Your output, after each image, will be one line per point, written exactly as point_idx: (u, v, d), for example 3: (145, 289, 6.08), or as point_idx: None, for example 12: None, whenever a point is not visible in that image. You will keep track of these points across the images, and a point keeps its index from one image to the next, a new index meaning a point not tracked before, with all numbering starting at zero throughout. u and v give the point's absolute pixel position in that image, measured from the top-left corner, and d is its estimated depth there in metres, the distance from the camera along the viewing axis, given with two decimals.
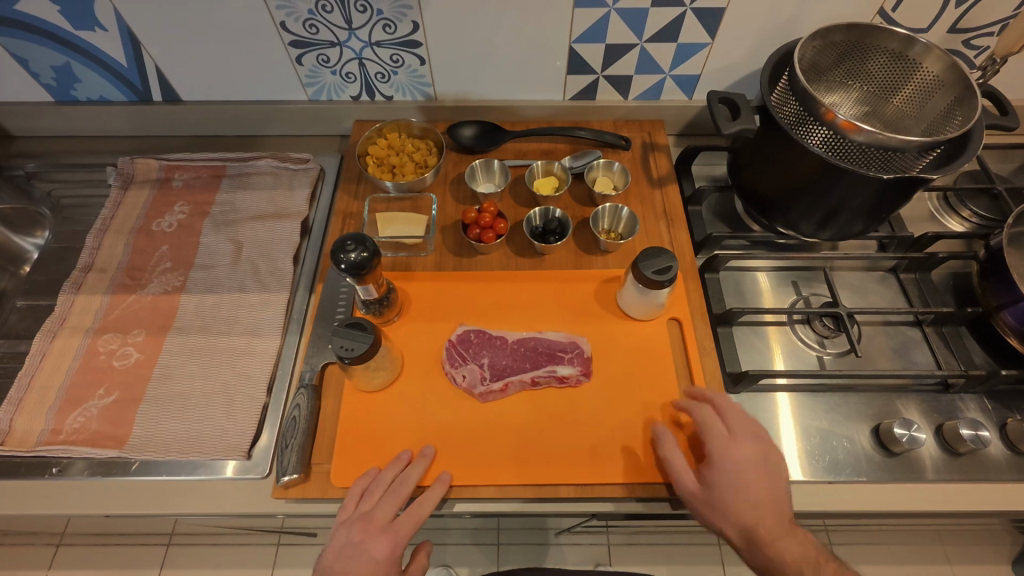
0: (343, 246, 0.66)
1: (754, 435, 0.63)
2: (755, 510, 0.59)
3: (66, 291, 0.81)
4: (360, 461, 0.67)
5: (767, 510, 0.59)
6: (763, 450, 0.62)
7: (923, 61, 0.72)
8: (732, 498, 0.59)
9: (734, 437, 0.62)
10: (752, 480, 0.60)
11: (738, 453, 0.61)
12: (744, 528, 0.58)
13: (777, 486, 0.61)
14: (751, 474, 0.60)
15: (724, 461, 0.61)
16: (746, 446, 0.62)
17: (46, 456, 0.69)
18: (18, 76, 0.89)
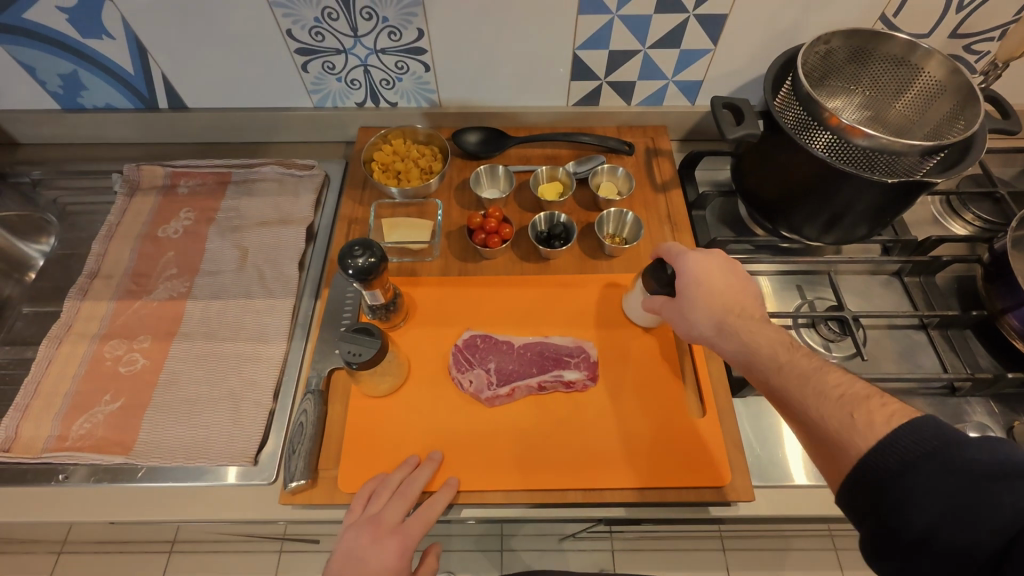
0: (350, 251, 0.66)
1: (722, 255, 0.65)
2: (722, 301, 0.62)
3: (72, 297, 0.81)
4: (368, 467, 0.67)
5: (745, 323, 0.60)
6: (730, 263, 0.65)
7: (926, 65, 0.72)
8: (701, 296, 0.63)
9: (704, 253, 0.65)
10: (716, 278, 0.63)
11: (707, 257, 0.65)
12: (714, 319, 0.62)
13: (742, 283, 0.63)
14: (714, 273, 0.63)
15: (688, 257, 0.65)
16: (711, 256, 0.65)
17: (52, 463, 0.69)
18: (25, 84, 0.90)
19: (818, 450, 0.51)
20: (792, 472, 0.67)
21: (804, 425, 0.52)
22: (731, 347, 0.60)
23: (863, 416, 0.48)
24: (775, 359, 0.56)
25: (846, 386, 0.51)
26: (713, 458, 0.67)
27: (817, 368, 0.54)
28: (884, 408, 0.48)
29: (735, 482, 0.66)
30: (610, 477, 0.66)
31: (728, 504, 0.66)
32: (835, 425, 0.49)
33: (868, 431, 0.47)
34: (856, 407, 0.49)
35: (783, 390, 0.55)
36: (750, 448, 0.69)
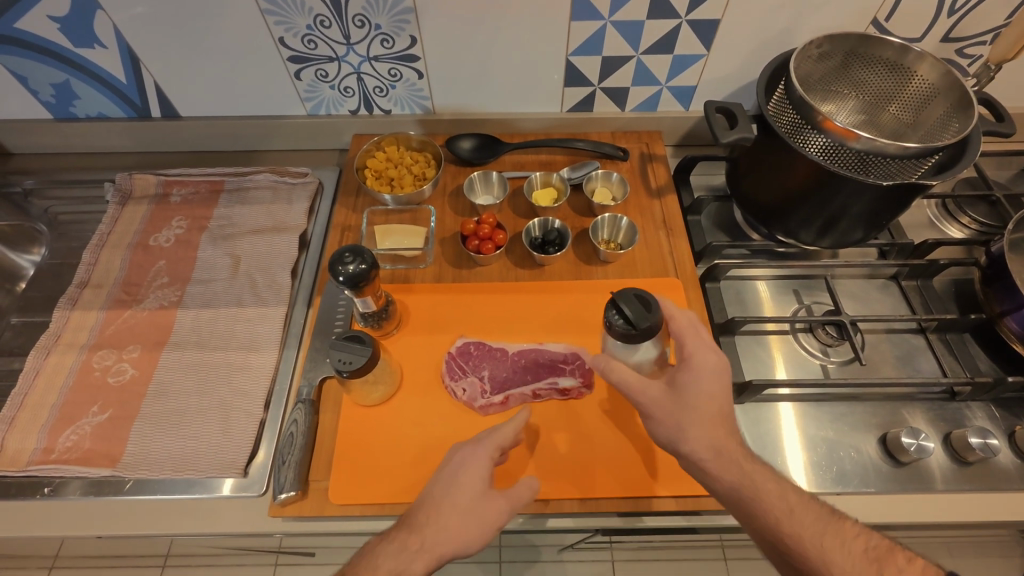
0: (341, 258, 0.65)
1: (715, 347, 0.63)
2: (717, 423, 0.58)
3: (61, 307, 0.80)
4: (358, 478, 0.65)
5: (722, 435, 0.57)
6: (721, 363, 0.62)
7: (918, 69, 0.72)
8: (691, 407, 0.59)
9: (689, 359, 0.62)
10: (712, 387, 0.60)
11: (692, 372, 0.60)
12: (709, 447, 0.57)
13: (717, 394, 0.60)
14: (707, 380, 0.60)
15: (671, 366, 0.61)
16: (705, 358, 0.61)
17: (37, 476, 0.68)
18: (16, 94, 0.89)
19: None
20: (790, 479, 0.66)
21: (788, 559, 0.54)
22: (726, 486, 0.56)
23: (843, 557, 0.52)
24: (740, 493, 0.55)
25: (815, 513, 0.55)
26: None
27: (782, 499, 0.55)
28: (856, 540, 0.53)
29: None
30: (606, 484, 0.65)
31: (726, 513, 0.65)
32: None
33: None
34: (832, 542, 0.53)
35: (766, 531, 0.54)
36: None
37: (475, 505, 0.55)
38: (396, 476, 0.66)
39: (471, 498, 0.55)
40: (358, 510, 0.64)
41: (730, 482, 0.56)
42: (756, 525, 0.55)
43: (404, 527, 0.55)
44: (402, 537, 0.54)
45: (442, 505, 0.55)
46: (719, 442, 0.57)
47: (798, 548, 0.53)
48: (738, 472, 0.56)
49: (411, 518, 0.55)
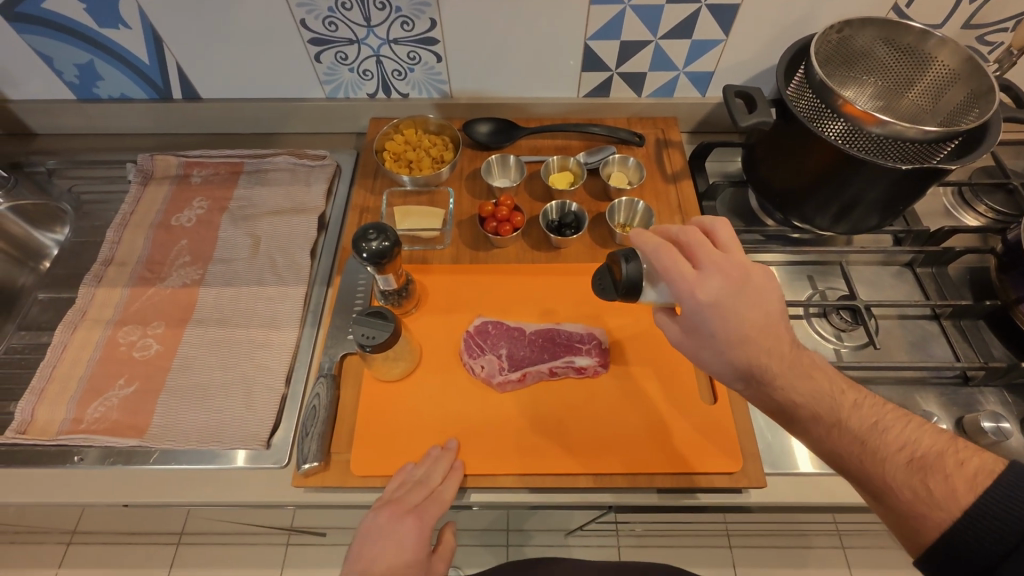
0: (365, 235, 0.67)
1: (717, 267, 0.52)
2: (742, 347, 0.52)
3: (87, 284, 0.82)
4: (379, 450, 0.67)
5: (769, 352, 0.52)
6: (739, 277, 0.52)
7: (938, 55, 0.72)
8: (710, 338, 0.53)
9: (708, 275, 0.52)
10: (724, 314, 0.51)
11: (707, 293, 0.51)
12: (741, 368, 0.52)
13: (753, 312, 0.51)
14: (713, 309, 0.51)
15: (683, 286, 0.52)
16: (703, 287, 0.51)
17: (67, 445, 0.70)
18: (42, 75, 0.91)
19: (891, 512, 0.48)
20: (803, 459, 0.67)
21: (878, 493, 0.49)
22: (774, 406, 0.53)
23: (940, 484, 0.46)
24: (819, 419, 0.51)
25: (911, 440, 0.49)
26: (726, 447, 0.67)
27: (872, 424, 0.50)
28: (962, 468, 0.46)
29: (746, 469, 0.66)
30: (620, 460, 0.66)
31: (737, 491, 0.66)
32: (905, 498, 0.47)
33: (950, 500, 0.45)
34: (929, 473, 0.46)
35: (851, 462, 0.50)
36: (762, 436, 0.69)
37: (417, 561, 0.59)
38: (417, 448, 0.67)
39: (398, 558, 0.58)
40: (380, 481, 0.66)
41: (808, 408, 0.51)
42: (842, 456, 0.50)
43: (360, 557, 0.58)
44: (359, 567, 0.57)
45: (391, 530, 0.59)
46: (747, 365, 0.52)
47: (885, 477, 0.48)
48: (817, 395, 0.51)
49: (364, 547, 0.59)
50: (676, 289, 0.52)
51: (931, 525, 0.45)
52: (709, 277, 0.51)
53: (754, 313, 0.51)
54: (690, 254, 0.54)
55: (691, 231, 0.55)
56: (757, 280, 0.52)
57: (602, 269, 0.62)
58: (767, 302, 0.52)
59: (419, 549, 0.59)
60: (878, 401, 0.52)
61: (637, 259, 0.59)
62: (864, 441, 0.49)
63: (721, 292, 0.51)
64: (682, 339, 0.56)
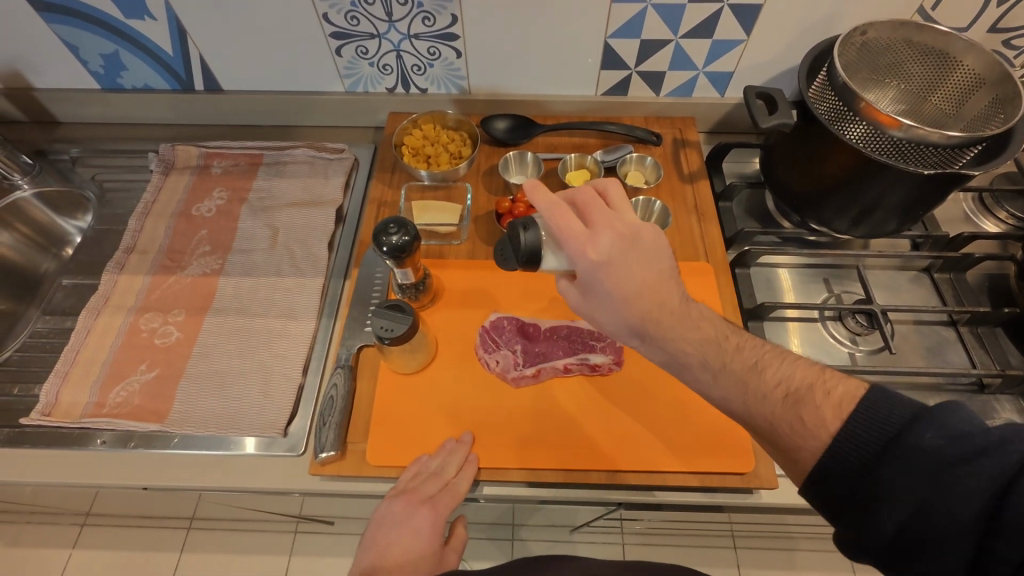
0: (385, 229, 0.68)
1: (608, 225, 0.52)
2: (635, 305, 0.52)
3: (109, 270, 0.83)
4: (395, 441, 0.68)
5: (660, 303, 0.52)
6: (630, 235, 0.52)
7: (965, 59, 0.71)
8: (605, 297, 0.53)
9: (598, 232, 0.52)
10: (614, 271, 0.51)
11: (597, 252, 0.51)
12: (636, 327, 0.53)
13: (643, 269, 0.52)
14: (604, 267, 0.51)
15: (575, 245, 0.51)
16: (594, 246, 0.51)
17: (90, 428, 0.71)
18: (68, 64, 0.92)
19: (776, 447, 0.48)
20: None
21: (764, 434, 0.49)
22: (667, 358, 0.53)
23: (811, 415, 0.46)
24: (707, 366, 0.51)
25: (786, 376, 0.49)
26: (739, 449, 0.67)
27: (751, 365, 0.50)
28: (829, 397, 0.46)
29: (757, 469, 0.66)
30: (631, 457, 0.66)
31: (748, 492, 0.67)
32: (783, 431, 0.47)
33: (819, 426, 0.45)
34: (802, 405, 0.47)
35: (735, 406, 0.50)
36: None
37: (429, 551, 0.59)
38: (430, 440, 0.68)
39: (412, 547, 0.59)
40: (395, 471, 0.67)
41: (696, 355, 0.52)
42: (729, 400, 0.50)
43: (370, 544, 0.60)
44: (370, 554, 0.59)
45: (402, 518, 0.61)
46: (640, 322, 0.52)
47: (767, 415, 0.48)
48: (703, 342, 0.52)
49: (374, 535, 0.60)
50: (568, 249, 0.52)
51: (805, 455, 0.45)
52: (601, 235, 0.51)
53: (645, 270, 0.52)
54: (585, 215, 0.54)
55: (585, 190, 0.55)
56: (647, 238, 0.53)
57: (502, 240, 0.58)
58: (659, 257, 0.53)
59: (433, 538, 0.61)
60: (761, 344, 0.53)
61: (536, 227, 0.55)
62: (746, 382, 0.49)
63: (612, 250, 0.51)
64: (582, 302, 0.56)
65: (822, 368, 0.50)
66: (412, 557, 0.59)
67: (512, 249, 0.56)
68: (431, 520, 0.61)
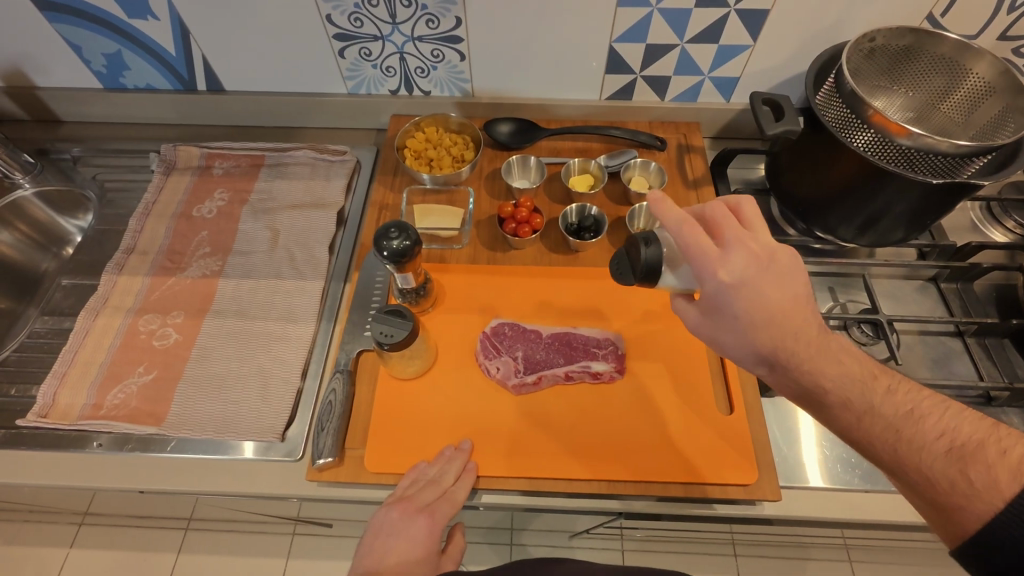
0: (386, 234, 0.67)
1: (741, 245, 0.51)
2: (764, 330, 0.50)
3: (108, 271, 0.83)
4: (394, 448, 0.67)
5: (799, 334, 0.50)
6: (763, 257, 0.51)
7: (975, 67, 0.70)
8: (728, 319, 0.52)
9: (735, 253, 0.51)
10: (746, 294, 0.50)
11: (728, 272, 0.50)
12: (763, 353, 0.51)
13: (779, 293, 0.50)
14: (736, 289, 0.50)
15: (707, 265, 0.51)
16: (725, 266, 0.50)
17: (86, 430, 0.71)
18: (71, 63, 0.92)
19: (927, 502, 0.45)
20: (812, 475, 0.67)
21: (918, 487, 0.46)
22: (801, 392, 0.51)
23: (981, 475, 0.42)
24: (849, 406, 0.49)
25: (949, 428, 0.46)
26: (743, 460, 0.66)
27: (908, 410, 0.47)
28: (1005, 457, 0.42)
29: (761, 482, 0.65)
30: (633, 467, 0.66)
31: (751, 504, 0.66)
32: (941, 487, 0.44)
33: (991, 489, 0.41)
34: (968, 463, 0.43)
35: (883, 452, 0.47)
36: (777, 448, 0.69)
37: (426, 560, 0.59)
38: (430, 448, 0.68)
39: (411, 555, 0.58)
40: (393, 478, 0.66)
41: (837, 394, 0.49)
42: (874, 445, 0.48)
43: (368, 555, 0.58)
44: (366, 562, 0.58)
45: (399, 525, 0.60)
46: (769, 351, 0.51)
47: (922, 467, 0.45)
48: (847, 380, 0.49)
49: (372, 544, 0.59)
50: (699, 268, 0.52)
51: (970, 519, 0.42)
52: (734, 256, 0.51)
53: (779, 293, 0.50)
54: (714, 232, 0.53)
55: (715, 207, 0.54)
56: (784, 261, 0.51)
57: (618, 255, 0.60)
58: (793, 283, 0.51)
59: (431, 545, 0.60)
60: (915, 388, 0.49)
61: (657, 243, 0.57)
62: (898, 429, 0.47)
63: (745, 272, 0.50)
64: (704, 323, 0.55)
65: (993, 423, 0.46)
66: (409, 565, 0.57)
67: (631, 266, 0.58)
68: (429, 526, 0.60)
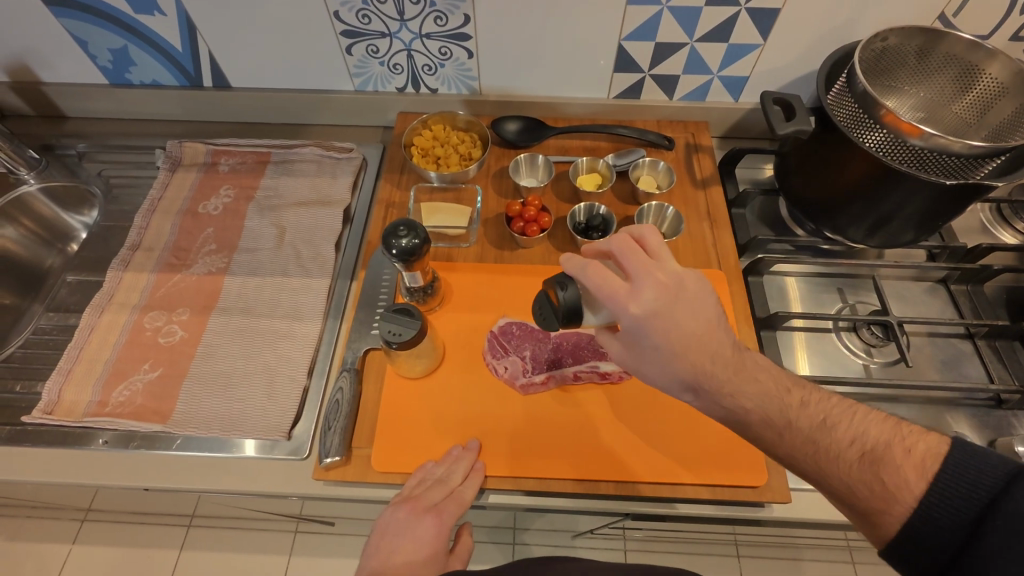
0: (395, 232, 0.67)
1: (650, 277, 0.51)
2: (683, 357, 0.51)
3: (114, 268, 0.82)
4: (401, 447, 0.67)
5: (717, 359, 0.51)
6: (673, 287, 0.51)
7: (989, 68, 0.70)
8: (648, 351, 0.52)
9: (645, 287, 0.51)
10: (660, 325, 0.51)
11: (640, 308, 0.50)
12: (686, 379, 0.52)
13: (691, 319, 0.51)
14: (649, 322, 0.50)
15: (620, 302, 0.51)
16: (636, 300, 0.50)
17: (92, 427, 0.70)
18: (77, 58, 0.91)
19: (851, 509, 0.47)
20: None
21: (840, 496, 0.48)
22: (726, 415, 0.52)
23: (893, 477, 0.45)
24: (771, 422, 0.50)
25: (859, 433, 0.48)
26: (753, 462, 0.65)
27: (821, 421, 0.49)
28: (910, 456, 0.45)
29: (770, 484, 0.65)
30: (642, 468, 0.65)
31: (760, 506, 0.65)
32: (862, 494, 0.46)
33: (906, 490, 0.44)
34: (881, 467, 0.46)
35: (806, 466, 0.49)
36: None
37: (434, 559, 0.58)
38: (437, 447, 0.67)
39: (419, 554, 0.58)
40: (400, 477, 0.66)
41: (758, 411, 0.51)
42: (797, 460, 0.49)
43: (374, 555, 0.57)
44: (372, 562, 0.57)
45: (406, 524, 0.59)
46: (691, 376, 0.51)
47: (842, 477, 0.47)
48: (764, 396, 0.51)
49: (378, 545, 0.58)
50: (612, 305, 0.51)
51: (892, 521, 0.44)
52: (645, 289, 0.51)
53: (692, 319, 0.51)
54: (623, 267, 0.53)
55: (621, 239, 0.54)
56: (690, 286, 0.52)
57: (539, 299, 0.58)
58: (703, 307, 0.52)
59: (439, 544, 0.59)
60: (825, 396, 0.51)
61: (574, 284, 0.55)
62: (815, 442, 0.49)
63: (656, 303, 0.51)
64: (628, 356, 0.55)
65: (897, 422, 0.49)
66: (416, 564, 0.57)
67: (553, 310, 0.56)
68: (437, 526, 0.60)
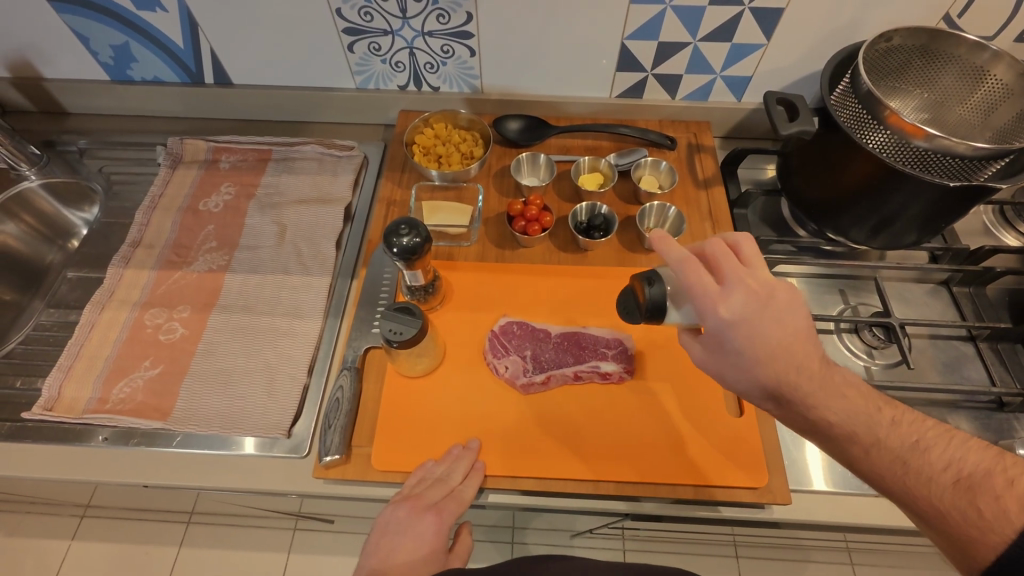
0: (397, 230, 0.67)
1: (742, 282, 0.51)
2: (767, 364, 0.50)
3: (114, 264, 0.82)
4: (401, 446, 0.67)
5: (805, 371, 0.50)
6: (765, 294, 0.51)
7: (993, 70, 0.69)
8: (730, 354, 0.52)
9: (736, 290, 0.51)
10: (747, 330, 0.50)
11: (728, 309, 0.50)
12: (771, 387, 0.51)
13: (783, 329, 0.50)
14: (737, 325, 0.50)
15: (707, 303, 0.51)
16: (724, 302, 0.51)
17: (92, 424, 0.70)
18: (77, 54, 0.91)
19: (940, 534, 0.45)
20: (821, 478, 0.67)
21: (929, 519, 0.46)
22: (805, 425, 0.52)
23: (991, 506, 0.43)
24: (856, 439, 0.49)
25: (955, 459, 0.46)
26: (753, 463, 0.65)
27: (915, 443, 0.48)
28: (1013, 488, 0.43)
29: (770, 485, 0.65)
30: (642, 469, 0.65)
31: (760, 507, 0.65)
32: (956, 520, 0.44)
33: (1004, 521, 0.41)
34: (978, 495, 0.44)
35: (891, 485, 0.48)
36: (787, 450, 0.69)
37: (434, 558, 0.58)
38: (437, 446, 0.67)
39: (418, 553, 0.57)
40: (400, 476, 0.66)
41: (844, 427, 0.50)
42: (883, 477, 0.48)
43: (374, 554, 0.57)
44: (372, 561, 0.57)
45: (406, 523, 0.59)
46: (774, 384, 0.51)
47: (933, 500, 0.45)
48: (853, 414, 0.50)
49: (377, 543, 0.58)
50: (698, 304, 0.52)
51: (987, 552, 0.42)
52: (735, 293, 0.51)
53: (783, 328, 0.50)
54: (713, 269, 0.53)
55: (713, 243, 0.54)
56: (783, 297, 0.51)
57: (625, 295, 0.62)
58: (798, 317, 0.51)
59: (439, 542, 0.59)
60: (919, 419, 0.50)
61: (661, 281, 0.58)
62: (906, 462, 0.47)
63: (747, 308, 0.50)
64: (709, 358, 0.55)
65: (999, 452, 0.47)
66: (416, 563, 0.57)
67: (636, 304, 0.60)
68: (436, 525, 0.60)
